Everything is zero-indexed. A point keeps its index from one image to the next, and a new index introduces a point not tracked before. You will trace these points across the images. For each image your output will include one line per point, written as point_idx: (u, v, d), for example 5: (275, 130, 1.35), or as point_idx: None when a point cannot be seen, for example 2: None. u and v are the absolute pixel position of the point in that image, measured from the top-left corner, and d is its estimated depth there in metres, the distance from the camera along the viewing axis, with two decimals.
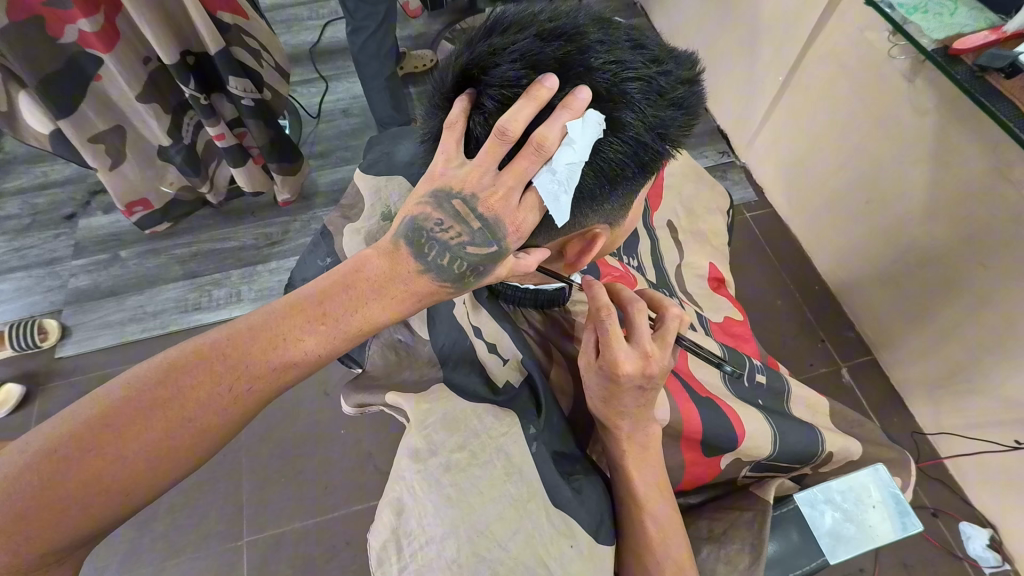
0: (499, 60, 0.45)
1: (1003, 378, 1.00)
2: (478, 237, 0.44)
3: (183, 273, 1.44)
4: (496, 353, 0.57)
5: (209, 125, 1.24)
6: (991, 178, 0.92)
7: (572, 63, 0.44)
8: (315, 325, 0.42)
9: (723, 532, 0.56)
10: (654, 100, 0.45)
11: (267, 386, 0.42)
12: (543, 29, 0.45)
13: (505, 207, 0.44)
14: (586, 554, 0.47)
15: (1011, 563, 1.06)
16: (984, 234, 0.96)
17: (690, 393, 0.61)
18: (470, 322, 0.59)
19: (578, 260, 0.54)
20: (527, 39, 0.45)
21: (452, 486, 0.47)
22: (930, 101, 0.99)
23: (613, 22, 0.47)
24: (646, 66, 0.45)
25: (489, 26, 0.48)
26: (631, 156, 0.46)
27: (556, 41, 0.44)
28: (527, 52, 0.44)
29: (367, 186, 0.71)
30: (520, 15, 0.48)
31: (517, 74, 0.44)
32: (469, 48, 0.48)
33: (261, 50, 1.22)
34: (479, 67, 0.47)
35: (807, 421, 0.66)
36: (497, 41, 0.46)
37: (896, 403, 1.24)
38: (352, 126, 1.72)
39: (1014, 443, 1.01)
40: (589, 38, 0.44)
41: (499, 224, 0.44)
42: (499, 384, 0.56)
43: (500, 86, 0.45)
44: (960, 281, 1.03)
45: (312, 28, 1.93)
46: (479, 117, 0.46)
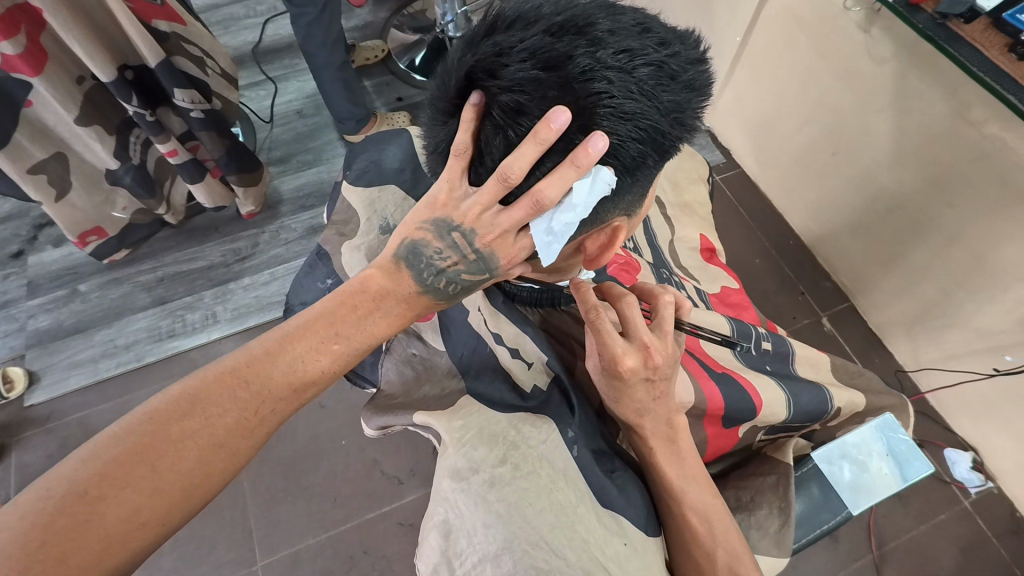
0: (508, 61, 0.43)
1: (975, 310, 1.05)
2: (474, 267, 0.46)
3: (152, 300, 1.37)
4: (520, 357, 0.57)
5: (159, 142, 1.16)
6: (951, 121, 0.95)
7: (585, 55, 0.41)
8: (329, 345, 0.44)
9: (750, 499, 0.57)
10: (668, 85, 0.44)
11: (289, 404, 0.44)
12: (551, 23, 0.43)
13: (502, 244, 0.46)
14: (639, 549, 0.48)
15: (993, 481, 1.13)
16: (948, 174, 0.99)
17: (707, 370, 0.62)
18: (489, 329, 0.59)
19: (598, 255, 0.54)
20: (536, 36, 0.42)
21: (501, 502, 0.47)
22: (887, 50, 1.00)
23: (618, 7, 0.45)
24: (658, 51, 0.43)
25: (489, 24, 0.45)
26: (650, 144, 0.46)
27: (567, 37, 0.42)
28: (538, 50, 0.42)
29: (356, 198, 0.68)
30: (522, 9, 0.45)
31: (529, 76, 0.42)
32: (472, 48, 0.45)
33: (203, 57, 1.17)
34: (486, 71, 0.44)
35: (814, 381, 0.68)
36: (502, 40, 0.44)
37: (876, 345, 1.29)
38: (310, 127, 1.65)
39: (991, 371, 1.06)
40: (598, 28, 0.42)
41: (494, 256, 0.46)
42: (526, 388, 0.56)
43: (511, 89, 0.43)
44: (928, 223, 1.07)
45: (252, 26, 1.83)
46: (490, 130, 0.45)
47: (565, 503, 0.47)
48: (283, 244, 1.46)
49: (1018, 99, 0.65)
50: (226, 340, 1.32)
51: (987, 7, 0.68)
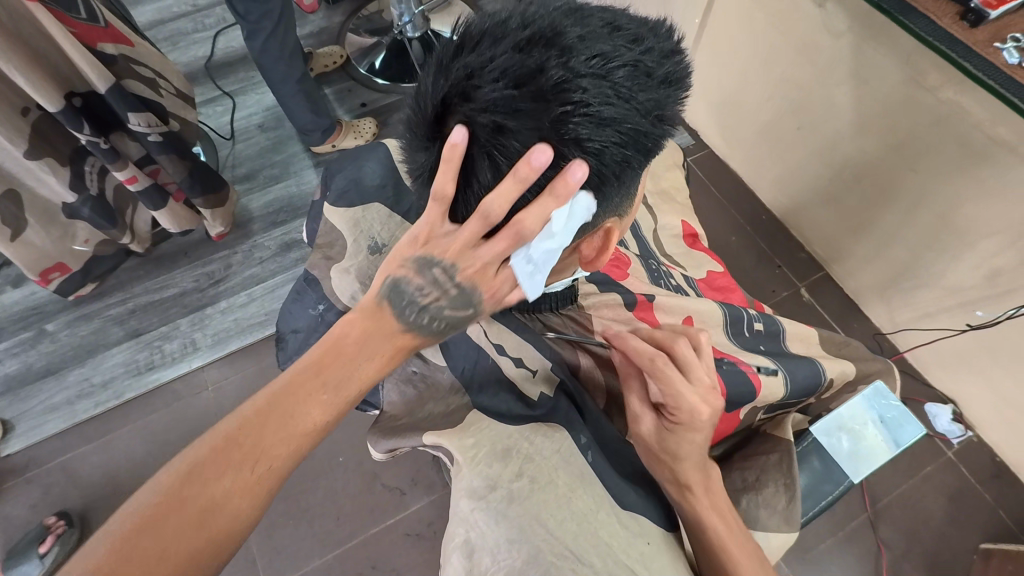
0: (480, 82, 0.43)
1: (943, 269, 1.09)
2: (456, 300, 0.46)
3: (126, 333, 1.32)
4: (523, 366, 0.57)
5: (116, 169, 1.11)
6: (908, 88, 0.97)
7: (557, 66, 0.41)
8: (319, 395, 0.43)
9: (755, 479, 0.58)
10: (644, 83, 0.43)
11: (285, 459, 0.42)
12: (517, 38, 0.42)
13: (483, 279, 0.46)
14: (662, 545, 0.50)
15: (972, 430, 1.18)
16: (910, 140, 1.02)
17: None
18: (490, 340, 0.58)
19: (595, 257, 0.54)
20: (505, 53, 0.42)
21: (523, 517, 0.47)
22: (842, 23, 1.02)
23: (585, 10, 0.44)
24: (632, 50, 0.43)
25: (457, 43, 0.45)
26: (632, 147, 0.45)
27: (536, 50, 0.42)
28: (509, 68, 0.42)
29: (338, 216, 0.66)
30: (488, 24, 0.44)
31: (502, 94, 0.42)
32: (441, 72, 0.45)
33: (155, 78, 1.13)
34: (459, 94, 0.44)
35: (805, 355, 0.70)
36: (471, 60, 0.43)
37: (853, 310, 1.33)
38: (274, 141, 1.61)
39: (964, 326, 1.10)
40: (568, 36, 0.42)
41: (475, 291, 0.46)
42: (533, 397, 0.56)
43: (487, 109, 0.43)
44: (893, 188, 1.10)
45: (201, 41, 1.77)
46: (476, 156, 0.45)
47: (587, 511, 0.48)
48: (257, 263, 1.42)
49: (973, 64, 0.67)
50: (208, 368, 1.29)
51: None
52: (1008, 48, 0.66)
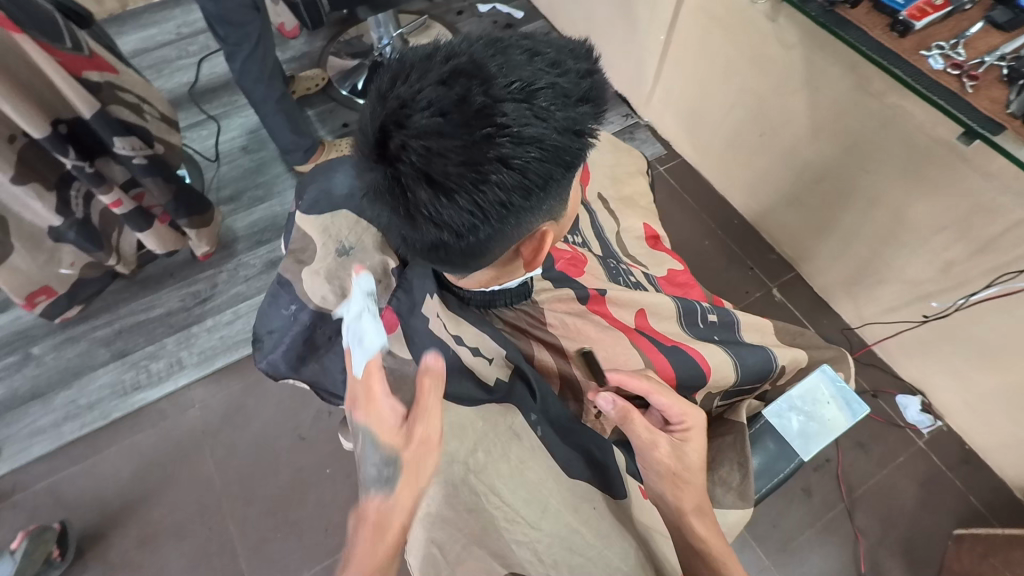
0: (411, 111, 0.46)
1: (901, 265, 1.14)
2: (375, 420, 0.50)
3: (112, 354, 1.33)
4: (481, 354, 0.59)
5: (102, 193, 1.14)
6: (856, 94, 1.04)
7: (479, 94, 0.46)
8: None
9: (712, 459, 0.63)
10: (561, 103, 0.48)
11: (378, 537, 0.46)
12: (442, 72, 0.47)
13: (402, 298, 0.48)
14: (605, 509, 0.57)
15: (941, 419, 1.23)
16: (861, 143, 1.08)
17: (658, 346, 0.68)
18: (450, 332, 0.60)
19: (534, 257, 0.58)
20: (431, 86, 0.46)
21: (481, 488, 0.52)
22: (793, 36, 1.09)
23: (504, 41, 0.50)
24: (548, 74, 0.48)
25: (391, 76, 0.49)
26: (557, 159, 0.49)
27: (458, 81, 0.46)
28: (436, 98, 0.46)
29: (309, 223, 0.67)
30: (418, 59, 0.49)
31: (432, 121, 0.46)
32: (376, 104, 0.49)
33: (139, 104, 1.17)
34: (393, 121, 0.47)
35: (759, 344, 0.74)
36: (403, 91, 0.47)
37: (822, 308, 1.38)
38: (257, 162, 1.65)
39: (922, 317, 1.15)
40: (489, 67, 0.47)
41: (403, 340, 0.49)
42: (491, 382, 0.58)
43: (419, 135, 0.46)
44: (850, 190, 1.16)
45: (185, 67, 1.82)
46: (408, 177, 0.47)
47: (537, 481, 0.54)
48: (243, 281, 1.45)
49: (902, 71, 0.73)
50: (195, 387, 1.30)
51: None
52: (933, 55, 0.71)
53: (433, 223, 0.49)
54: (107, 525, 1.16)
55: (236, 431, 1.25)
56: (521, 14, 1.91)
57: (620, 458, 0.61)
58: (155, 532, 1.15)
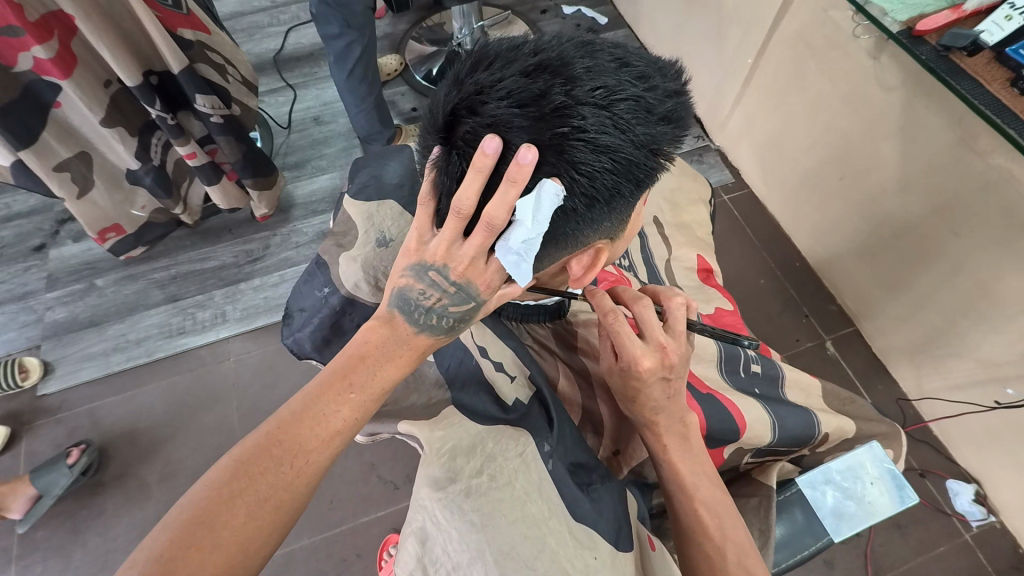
0: (487, 98, 0.45)
1: (977, 340, 1.04)
2: (456, 298, 0.50)
3: (165, 297, 1.41)
4: (504, 371, 0.58)
5: (179, 144, 1.20)
6: (957, 149, 0.95)
7: (561, 93, 0.44)
8: (317, 431, 0.46)
9: None
10: (644, 118, 0.46)
11: (321, 457, 0.46)
12: (526, 64, 0.45)
13: (473, 271, 0.49)
14: (608, 562, 0.50)
15: (995, 515, 1.12)
16: (953, 204, 1.00)
17: (692, 391, 0.64)
18: (476, 342, 0.60)
19: (585, 274, 0.56)
20: (513, 76, 0.45)
21: (475, 513, 0.49)
22: (895, 78, 1.01)
23: (596, 44, 0.47)
24: (633, 85, 0.45)
25: (474, 60, 0.48)
26: (625, 175, 0.47)
27: (541, 76, 0.44)
28: (515, 89, 0.44)
29: (356, 207, 0.69)
30: (504, 48, 0.48)
31: (506, 112, 0.44)
32: (453, 85, 0.48)
33: (225, 65, 1.21)
34: (467, 107, 0.46)
35: (803, 405, 0.69)
36: (483, 78, 0.46)
37: (879, 371, 1.28)
38: (325, 134, 1.69)
39: (993, 403, 1.05)
40: (575, 66, 0.45)
41: (471, 285, 0.50)
42: (508, 401, 0.57)
43: (490, 123, 0.45)
44: (931, 251, 1.07)
45: (275, 35, 1.89)
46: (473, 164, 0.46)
47: (538, 516, 0.50)
48: (293, 247, 1.49)
49: (1017, 132, 0.65)
50: (233, 341, 1.35)
51: (989, 41, 0.69)
52: None
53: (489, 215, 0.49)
54: (134, 457, 1.22)
55: (263, 390, 1.30)
56: (606, 20, 1.88)
57: (632, 505, 0.58)
58: (175, 472, 1.20)
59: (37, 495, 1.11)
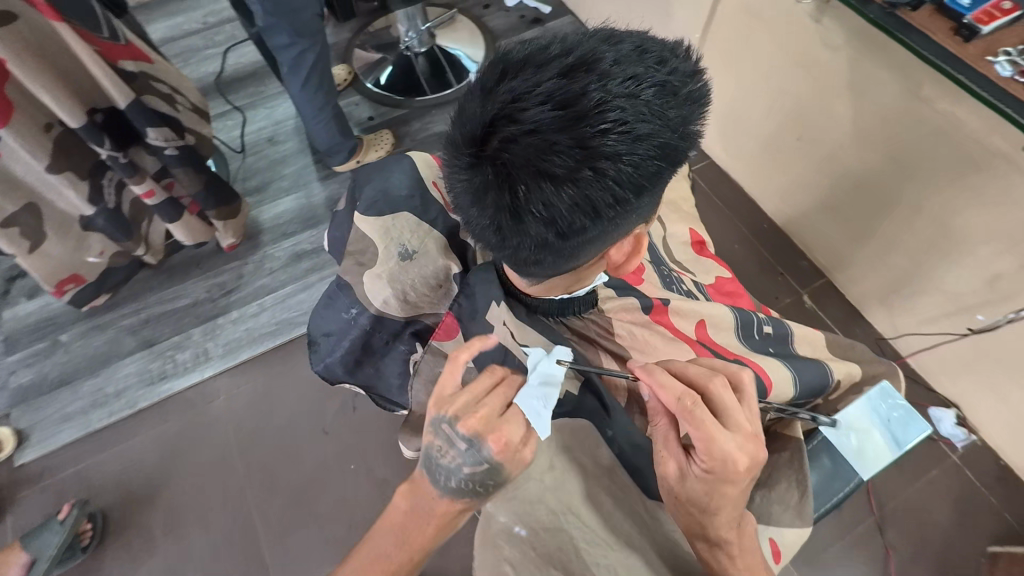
0: (526, 105, 0.46)
1: (942, 275, 1.12)
2: (469, 454, 0.52)
3: (139, 343, 1.34)
4: None
5: (134, 183, 1.15)
6: (905, 99, 1.01)
7: (597, 89, 0.45)
8: (419, 522, 0.55)
9: (767, 476, 0.63)
10: (674, 100, 0.47)
11: (422, 539, 0.54)
12: (558, 66, 0.46)
13: (489, 425, 0.52)
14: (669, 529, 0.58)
15: (976, 433, 1.21)
16: (906, 152, 1.06)
17: None
18: (518, 342, 0.62)
19: (622, 261, 0.58)
20: (549, 80, 0.46)
21: None
22: (840, 38, 1.06)
23: (615, 38, 0.49)
24: (660, 71, 0.47)
25: (501, 71, 0.48)
26: (665, 159, 0.48)
27: (576, 76, 0.45)
28: (554, 92, 0.45)
29: (366, 223, 0.68)
30: (528, 55, 0.48)
31: (547, 116, 0.45)
32: (484, 97, 0.48)
33: (173, 93, 1.16)
34: (506, 117, 0.46)
35: (813, 358, 0.74)
36: (518, 85, 0.47)
37: (856, 317, 1.36)
38: (283, 153, 1.64)
39: (965, 330, 1.12)
40: (605, 61, 0.46)
41: (483, 440, 0.51)
42: None
43: (533, 129, 0.45)
44: (891, 198, 1.14)
45: (212, 57, 1.81)
46: (520, 174, 0.46)
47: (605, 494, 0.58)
48: (268, 273, 1.44)
49: (968, 77, 0.70)
50: (220, 378, 1.31)
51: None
52: (1000, 61, 0.69)
53: (539, 219, 0.48)
54: (133, 513, 1.16)
55: (261, 423, 1.26)
56: (549, 9, 1.93)
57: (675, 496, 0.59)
58: (181, 521, 1.15)
59: (29, 563, 1.04)
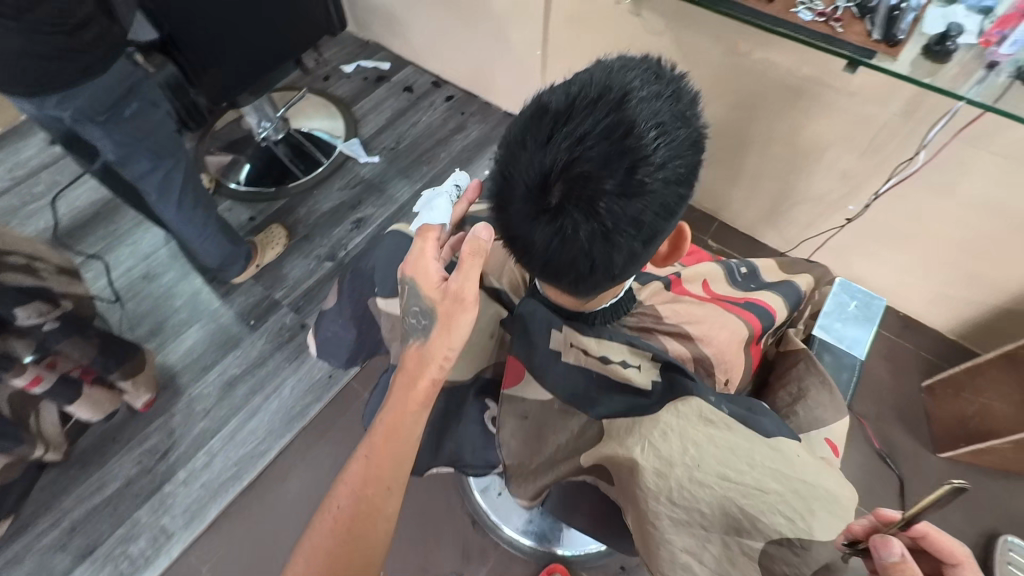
0: (589, 145, 0.52)
1: (806, 185, 1.34)
2: (408, 295, 0.71)
3: (74, 555, 1.12)
4: (630, 365, 0.69)
5: (14, 376, 0.97)
6: (730, 58, 1.20)
7: (642, 113, 0.52)
8: (403, 393, 0.68)
9: (800, 389, 0.82)
10: (689, 103, 0.56)
11: (408, 414, 0.67)
12: (599, 104, 0.52)
13: (413, 267, 0.71)
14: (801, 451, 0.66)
15: (874, 297, 1.46)
16: (747, 98, 1.26)
17: (738, 307, 0.83)
18: (596, 356, 0.70)
19: (670, 253, 0.67)
20: (598, 118, 0.52)
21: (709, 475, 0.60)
22: (661, 23, 1.25)
23: (622, 68, 0.56)
24: (670, 85, 0.55)
25: (546, 123, 0.54)
26: (697, 152, 0.57)
27: (618, 108, 0.52)
28: (608, 128, 0.52)
29: (405, 290, 0.71)
30: (562, 103, 0.54)
31: (612, 148, 0.51)
32: (542, 148, 0.53)
33: (31, 261, 1.02)
34: (574, 160, 0.52)
35: (782, 279, 0.92)
36: (572, 131, 0.52)
37: (755, 242, 1.57)
38: (167, 286, 1.48)
39: (843, 222, 1.35)
40: (634, 89, 0.53)
41: (407, 278, 0.71)
42: (647, 385, 0.68)
43: (603, 163, 0.52)
44: (748, 138, 1.34)
45: (39, 211, 1.59)
46: (604, 201, 0.53)
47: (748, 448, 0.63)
48: (202, 416, 1.29)
49: (785, 28, 0.90)
50: (194, 548, 1.14)
51: None
52: (802, 11, 0.90)
53: (626, 234, 0.55)
54: None
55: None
56: (388, 64, 2.01)
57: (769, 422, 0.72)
58: None
59: None
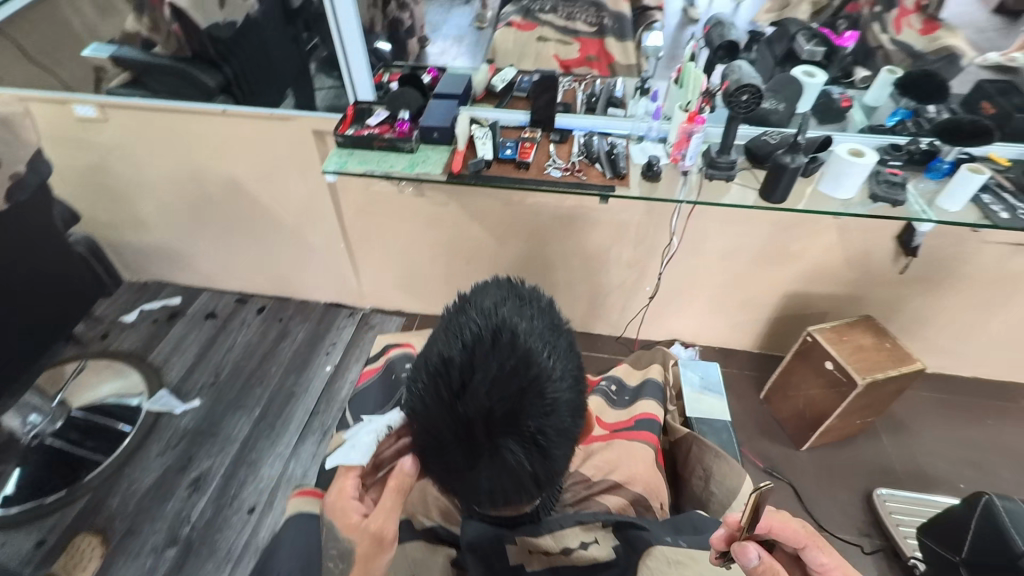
0: (501, 387, 0.59)
1: (606, 280, 1.61)
2: (330, 532, 0.74)
3: None
4: (589, 542, 0.83)
5: None
6: (509, 208, 1.45)
7: (531, 343, 0.62)
8: None
9: (705, 472, 1.00)
10: (551, 314, 0.69)
11: None
12: (494, 349, 0.61)
13: (337, 505, 0.76)
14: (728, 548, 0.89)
15: (693, 344, 1.76)
16: (535, 233, 1.51)
17: (630, 429, 1.07)
18: (562, 544, 0.81)
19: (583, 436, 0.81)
20: (499, 362, 0.60)
21: None
22: (443, 197, 1.46)
23: (492, 306, 0.66)
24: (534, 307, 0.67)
25: (456, 379, 0.60)
26: (574, 347, 0.70)
27: (510, 345, 0.61)
28: (511, 366, 0.60)
29: (325, 533, 0.75)
30: (461, 356, 0.61)
31: (521, 382, 0.60)
32: (461, 405, 0.60)
33: None
34: (493, 403, 0.59)
35: (647, 378, 1.20)
36: (482, 380, 0.60)
37: (591, 336, 1.78)
38: None
39: (648, 298, 1.64)
40: (515, 324, 0.63)
41: (330, 514, 0.75)
42: (605, 551, 0.83)
43: (518, 396, 0.60)
44: (549, 261, 1.58)
45: None
46: (529, 425, 0.61)
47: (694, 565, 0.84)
48: None
49: (552, 186, 1.11)
50: None
51: (490, 158, 1.14)
52: (554, 170, 1.14)
53: (555, 440, 0.63)
54: None
55: None
56: (180, 297, 1.87)
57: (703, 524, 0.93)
58: None
59: None
